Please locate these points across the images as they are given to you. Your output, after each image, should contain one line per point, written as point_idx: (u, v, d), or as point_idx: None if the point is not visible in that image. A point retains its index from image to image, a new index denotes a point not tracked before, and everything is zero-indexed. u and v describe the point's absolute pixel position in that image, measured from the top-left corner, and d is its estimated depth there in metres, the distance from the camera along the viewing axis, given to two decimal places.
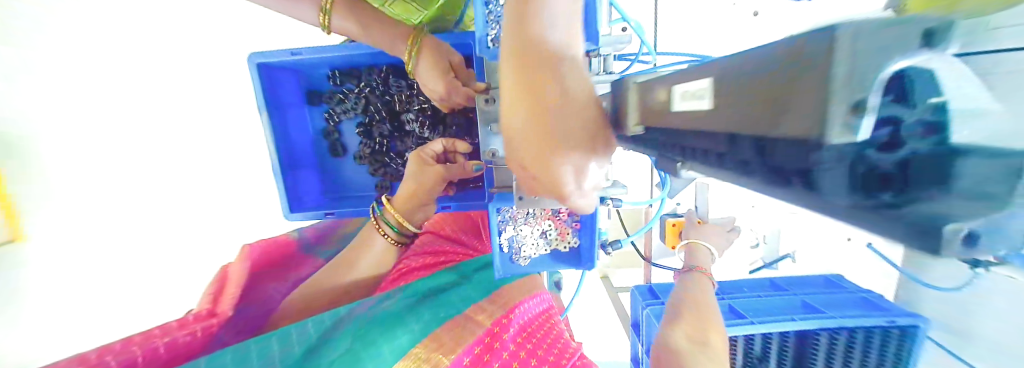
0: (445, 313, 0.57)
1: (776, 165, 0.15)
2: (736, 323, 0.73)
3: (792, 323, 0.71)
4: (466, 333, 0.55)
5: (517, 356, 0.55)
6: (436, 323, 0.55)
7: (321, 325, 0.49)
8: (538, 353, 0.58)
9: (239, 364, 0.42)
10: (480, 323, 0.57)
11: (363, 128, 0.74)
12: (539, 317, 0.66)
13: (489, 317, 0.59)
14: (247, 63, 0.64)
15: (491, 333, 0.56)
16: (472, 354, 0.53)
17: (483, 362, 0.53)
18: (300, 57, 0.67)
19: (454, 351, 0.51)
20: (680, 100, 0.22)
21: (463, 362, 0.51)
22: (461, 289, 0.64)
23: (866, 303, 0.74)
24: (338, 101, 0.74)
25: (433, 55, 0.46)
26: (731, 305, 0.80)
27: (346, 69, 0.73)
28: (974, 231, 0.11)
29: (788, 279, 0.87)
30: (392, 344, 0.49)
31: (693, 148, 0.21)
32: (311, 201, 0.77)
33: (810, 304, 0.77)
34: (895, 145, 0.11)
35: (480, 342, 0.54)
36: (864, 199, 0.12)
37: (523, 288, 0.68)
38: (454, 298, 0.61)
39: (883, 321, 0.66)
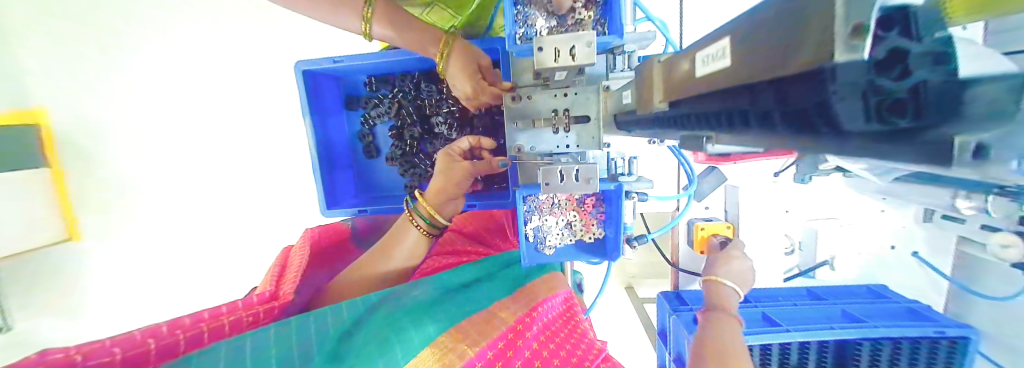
0: (471, 308, 0.58)
1: (793, 113, 0.13)
2: (766, 330, 0.70)
3: (833, 333, 0.67)
4: (489, 329, 0.54)
5: (536, 358, 0.54)
6: (462, 316, 0.55)
7: (354, 313, 0.52)
8: (560, 354, 0.56)
9: (279, 341, 0.44)
10: (501, 319, 0.57)
11: (395, 131, 0.79)
12: (561, 317, 0.65)
13: (513, 314, 0.58)
14: (294, 71, 0.69)
15: (514, 329, 0.56)
16: (495, 348, 0.52)
17: (503, 358, 0.52)
18: (340, 65, 0.72)
19: (478, 343, 0.51)
20: (694, 67, 0.20)
21: (486, 356, 0.50)
22: (486, 287, 0.65)
23: (912, 314, 0.70)
24: (373, 106, 0.79)
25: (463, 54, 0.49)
26: (764, 313, 0.76)
27: (381, 76, 0.78)
28: (986, 140, 0.10)
29: (826, 288, 0.82)
30: (420, 331, 0.50)
31: (707, 115, 0.20)
32: (346, 200, 0.82)
33: (850, 313, 0.73)
34: (905, 75, 0.10)
35: (502, 337, 0.54)
36: (878, 127, 0.11)
37: (545, 287, 0.68)
38: (480, 294, 0.62)
39: (931, 331, 0.63)
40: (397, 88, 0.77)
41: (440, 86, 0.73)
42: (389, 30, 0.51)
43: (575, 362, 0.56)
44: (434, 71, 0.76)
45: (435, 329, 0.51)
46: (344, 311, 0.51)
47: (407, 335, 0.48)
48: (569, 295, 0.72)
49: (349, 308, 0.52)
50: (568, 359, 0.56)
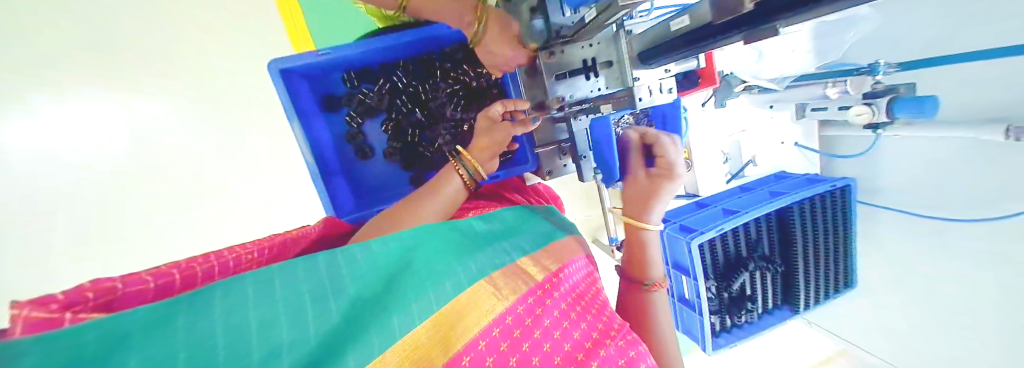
0: (504, 259, 0.50)
1: None
2: (732, 218, 0.89)
3: (773, 204, 0.88)
4: (520, 282, 0.46)
5: (559, 324, 0.45)
6: (495, 265, 0.47)
7: (387, 248, 0.42)
8: (586, 319, 0.48)
9: (285, 295, 0.32)
10: (532, 275, 0.49)
11: (391, 124, 0.76)
12: (587, 281, 0.57)
13: (540, 272, 0.50)
14: (269, 70, 0.62)
15: (543, 287, 0.48)
16: (526, 303, 0.44)
17: (533, 315, 0.43)
18: (320, 59, 0.67)
19: (509, 297, 0.42)
20: None
21: (519, 311, 0.42)
22: (512, 240, 0.57)
23: (811, 181, 0.98)
24: (358, 102, 0.74)
25: (498, 22, 0.56)
26: (724, 208, 0.98)
27: (360, 69, 0.74)
28: None
29: (751, 181, 1.11)
30: (452, 276, 0.41)
31: None
32: (348, 207, 0.76)
33: (776, 191, 0.98)
34: None
35: (532, 293, 0.45)
36: None
37: (570, 248, 0.62)
38: (506, 246, 0.55)
39: (833, 184, 0.87)
40: (384, 80, 0.75)
41: (433, 69, 0.74)
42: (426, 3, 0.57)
43: (598, 336, 0.46)
44: (420, 55, 0.75)
45: (471, 275, 0.43)
46: (374, 247, 0.41)
47: (437, 281, 0.40)
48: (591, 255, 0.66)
49: (383, 244, 0.42)
50: (590, 332, 0.47)
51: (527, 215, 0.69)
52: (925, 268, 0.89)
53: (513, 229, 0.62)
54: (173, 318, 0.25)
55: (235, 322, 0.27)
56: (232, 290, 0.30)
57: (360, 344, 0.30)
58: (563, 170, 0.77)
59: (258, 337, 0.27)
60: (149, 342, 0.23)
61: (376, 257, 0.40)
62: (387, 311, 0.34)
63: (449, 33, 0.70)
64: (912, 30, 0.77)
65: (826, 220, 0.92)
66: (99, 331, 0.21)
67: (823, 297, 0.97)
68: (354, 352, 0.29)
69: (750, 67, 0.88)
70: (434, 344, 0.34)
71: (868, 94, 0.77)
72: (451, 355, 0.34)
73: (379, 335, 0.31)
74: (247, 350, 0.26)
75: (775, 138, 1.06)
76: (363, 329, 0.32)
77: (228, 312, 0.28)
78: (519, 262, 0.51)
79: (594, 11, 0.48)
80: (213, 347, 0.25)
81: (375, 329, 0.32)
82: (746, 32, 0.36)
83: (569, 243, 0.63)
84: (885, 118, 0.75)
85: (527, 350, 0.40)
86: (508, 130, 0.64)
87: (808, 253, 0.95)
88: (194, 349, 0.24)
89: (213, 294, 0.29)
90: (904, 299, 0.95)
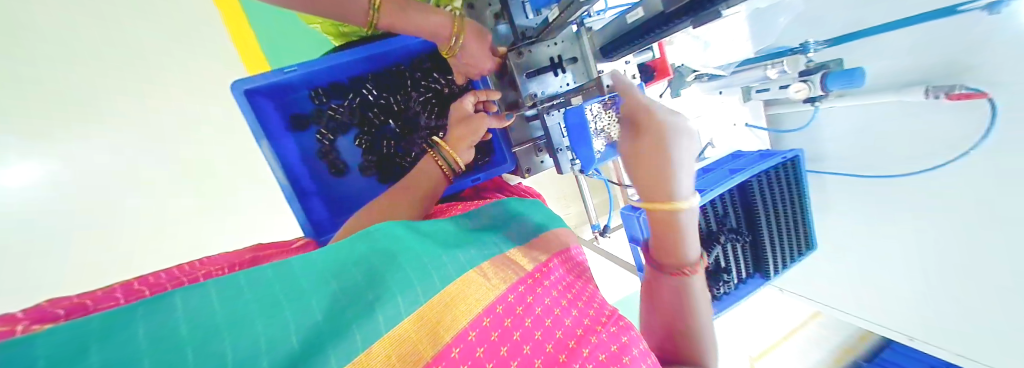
0: (491, 252, 0.51)
1: None
2: (700, 196, 0.94)
3: (732, 179, 0.94)
4: (509, 273, 0.47)
5: (550, 312, 0.44)
6: (483, 258, 0.48)
7: (368, 243, 0.42)
8: (576, 307, 0.48)
9: (260, 296, 0.30)
10: (521, 266, 0.50)
11: (364, 138, 0.75)
12: (575, 272, 0.57)
13: (530, 263, 0.51)
14: (233, 92, 0.60)
15: (533, 276, 0.48)
16: (516, 291, 0.44)
17: (524, 303, 0.44)
18: (285, 77, 0.65)
19: (498, 286, 0.43)
20: None
21: (509, 299, 0.42)
22: (499, 233, 0.59)
23: (764, 155, 1.06)
24: (329, 118, 0.74)
25: (473, 32, 0.60)
26: (691, 188, 1.04)
27: (328, 85, 0.74)
28: None
29: (711, 162, 1.18)
30: (439, 269, 0.42)
31: None
32: (327, 226, 0.73)
33: (734, 168, 1.05)
34: None
35: (522, 281, 0.46)
36: None
37: (556, 240, 0.62)
38: (495, 240, 0.56)
39: (784, 156, 0.96)
40: (354, 94, 0.74)
41: (403, 80, 0.75)
42: (394, 16, 0.56)
43: (589, 323, 0.46)
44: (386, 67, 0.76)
45: (458, 267, 0.44)
46: (357, 244, 0.41)
47: (426, 273, 0.40)
48: (579, 251, 0.66)
49: (362, 241, 0.41)
50: (582, 318, 0.46)
51: (511, 208, 0.70)
52: (870, 221, 1.00)
53: (498, 224, 0.63)
54: (135, 320, 0.23)
55: (206, 322, 0.26)
56: (197, 290, 0.28)
57: (342, 341, 0.30)
58: (542, 166, 0.79)
59: (232, 336, 0.26)
60: (109, 342, 0.21)
61: (358, 253, 0.40)
62: (374, 304, 0.34)
63: (417, 43, 0.71)
64: (832, 14, 0.88)
65: (782, 189, 1.01)
66: (53, 336, 0.19)
67: (789, 261, 1.05)
68: (338, 350, 0.29)
69: (699, 55, 0.96)
70: (420, 337, 0.34)
71: (803, 72, 0.85)
72: (441, 347, 0.34)
73: (363, 331, 0.31)
74: (221, 351, 0.25)
75: (727, 119, 1.15)
76: (348, 325, 0.32)
77: (195, 315, 0.26)
78: (508, 253, 0.53)
79: (558, 9, 0.51)
80: (180, 348, 0.24)
81: (359, 325, 0.31)
82: (700, 16, 0.39)
83: (556, 235, 0.64)
84: (822, 92, 0.84)
85: (517, 339, 0.40)
86: (482, 123, 0.65)
87: (770, 222, 1.03)
88: (160, 348, 0.23)
89: (174, 296, 0.26)
90: (856, 252, 1.06)
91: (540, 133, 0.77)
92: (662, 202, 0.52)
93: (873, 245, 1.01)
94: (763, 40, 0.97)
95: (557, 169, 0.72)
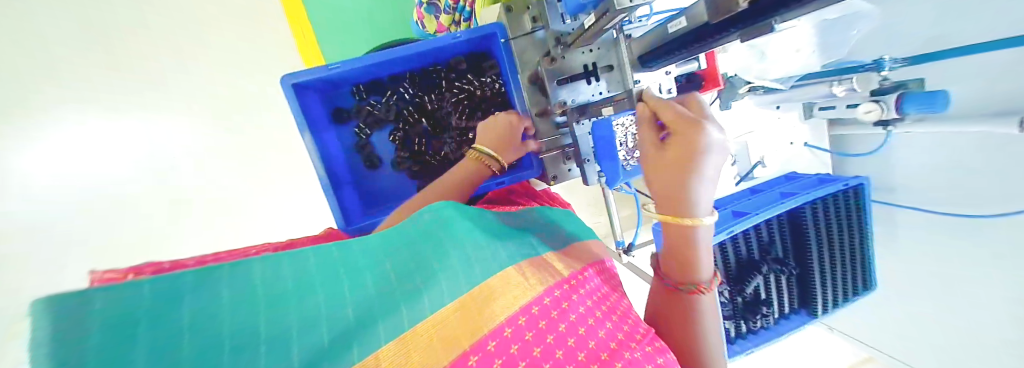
0: (531, 252, 0.49)
1: None
2: (743, 219, 0.86)
3: (783, 204, 0.85)
4: (546, 275, 0.44)
5: (584, 320, 0.41)
6: (524, 255, 0.46)
7: (415, 232, 0.44)
8: (611, 321, 0.44)
9: (323, 271, 0.36)
10: (558, 270, 0.47)
11: (399, 133, 0.79)
12: (609, 288, 0.52)
13: (565, 268, 0.49)
14: (282, 85, 0.65)
15: (571, 282, 0.46)
16: (553, 294, 0.41)
17: (561, 308, 0.41)
18: (330, 73, 0.69)
19: (536, 287, 0.41)
20: None
21: (547, 301, 0.40)
22: (538, 236, 0.57)
23: (822, 180, 0.95)
24: (367, 114, 0.78)
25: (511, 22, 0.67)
26: (734, 210, 0.95)
27: (368, 82, 0.78)
28: None
29: (761, 183, 1.07)
30: (483, 261, 0.41)
31: None
32: (359, 216, 0.76)
33: (786, 192, 0.94)
34: None
35: (559, 286, 0.43)
36: None
37: (592, 251, 0.58)
38: (534, 241, 0.54)
39: (842, 184, 0.83)
40: (392, 91, 0.78)
41: (438, 81, 0.77)
42: None
43: (622, 338, 0.42)
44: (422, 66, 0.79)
45: (502, 262, 0.42)
46: (408, 230, 0.44)
47: (467, 264, 0.40)
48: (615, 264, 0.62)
49: (413, 230, 0.44)
50: (615, 333, 0.42)
51: (541, 212, 0.69)
52: (947, 268, 0.86)
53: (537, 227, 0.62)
54: (221, 281, 0.31)
55: (274, 291, 0.33)
56: (275, 262, 0.35)
57: (389, 319, 0.33)
58: (569, 175, 0.76)
59: (292, 304, 0.32)
60: (196, 297, 0.29)
61: (408, 241, 0.43)
62: (419, 290, 0.36)
63: (455, 45, 0.72)
64: (917, 28, 0.76)
65: (841, 221, 0.89)
66: (155, 284, 0.27)
67: (841, 301, 0.94)
68: (386, 324, 0.33)
69: (754, 66, 0.88)
70: (461, 327, 0.34)
71: (877, 92, 0.75)
72: (477, 338, 0.34)
73: (409, 311, 0.34)
74: (283, 314, 0.31)
75: (784, 137, 1.04)
76: (396, 306, 0.34)
77: (266, 282, 0.33)
78: (545, 256, 0.50)
79: (594, 16, 0.49)
80: (246, 305, 0.30)
81: (404, 306, 0.34)
82: (750, 24, 0.35)
83: (591, 245, 0.61)
84: (897, 115, 0.72)
85: (551, 343, 0.37)
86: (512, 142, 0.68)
87: (822, 254, 0.93)
88: (235, 306, 0.30)
89: (253, 263, 0.34)
90: (928, 301, 0.91)
91: (570, 140, 0.73)
92: (681, 215, 0.43)
93: (944, 298, 0.87)
94: (835, 52, 0.84)
95: (583, 180, 0.68)
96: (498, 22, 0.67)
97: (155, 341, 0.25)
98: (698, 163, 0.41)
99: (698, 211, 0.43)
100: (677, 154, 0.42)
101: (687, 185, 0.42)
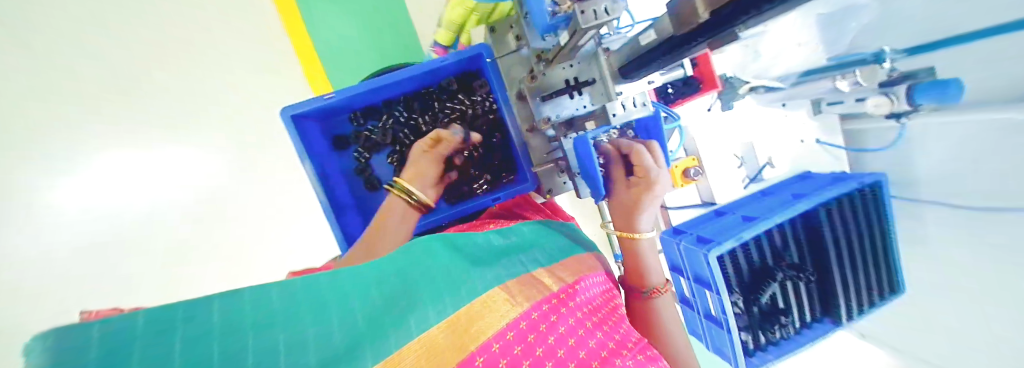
0: (518, 270, 0.50)
1: None
2: (751, 225, 0.83)
3: (795, 207, 0.82)
4: (534, 291, 0.46)
5: (573, 332, 0.43)
6: (510, 275, 0.48)
7: (403, 259, 0.45)
8: (602, 330, 0.45)
9: (310, 293, 0.34)
10: (546, 285, 0.48)
11: (396, 155, 0.81)
12: (603, 298, 0.53)
13: (555, 282, 0.49)
14: (282, 117, 0.68)
15: (560, 296, 0.46)
16: (541, 309, 0.43)
17: (548, 321, 0.42)
18: (328, 103, 0.73)
19: (522, 304, 0.43)
20: None
21: (534, 316, 0.42)
22: (529, 252, 0.57)
23: (836, 178, 0.90)
24: (365, 139, 0.81)
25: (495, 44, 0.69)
26: (743, 215, 0.91)
27: (365, 108, 0.82)
28: None
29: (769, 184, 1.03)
30: (467, 285, 0.43)
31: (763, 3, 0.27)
32: (359, 238, 0.78)
33: (797, 193, 0.90)
34: None
35: (547, 300, 0.44)
36: None
37: (587, 263, 0.59)
38: (522, 258, 0.54)
39: (855, 183, 0.81)
40: (388, 115, 0.81)
41: (431, 102, 0.80)
42: None
43: (614, 346, 0.43)
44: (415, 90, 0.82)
45: (486, 283, 0.44)
46: (398, 256, 0.45)
47: (455, 288, 0.42)
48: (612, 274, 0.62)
49: (399, 257, 0.45)
50: (607, 341, 0.43)
51: (536, 225, 0.68)
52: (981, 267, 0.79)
53: (531, 241, 0.62)
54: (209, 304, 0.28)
55: (265, 315, 0.30)
56: (260, 287, 0.33)
57: (382, 343, 0.32)
58: (564, 187, 0.76)
59: (284, 328, 0.30)
60: (187, 325, 0.26)
61: (397, 266, 0.43)
62: (408, 313, 0.36)
63: (445, 67, 0.74)
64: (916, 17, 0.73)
65: (855, 222, 0.85)
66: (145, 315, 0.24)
67: (866, 306, 0.88)
68: (377, 348, 0.32)
69: (750, 66, 0.93)
70: (450, 346, 0.35)
71: (884, 84, 0.72)
72: (466, 354, 0.34)
73: (399, 335, 0.33)
74: (274, 339, 0.29)
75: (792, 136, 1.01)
76: (385, 331, 0.34)
77: (256, 305, 0.30)
78: (535, 273, 0.51)
79: (568, 33, 0.49)
80: (243, 332, 0.28)
81: (394, 330, 0.34)
82: (713, 35, 0.35)
83: (588, 257, 0.62)
84: (909, 106, 0.69)
85: (540, 355, 0.38)
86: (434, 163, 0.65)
87: (842, 259, 0.86)
88: (227, 333, 0.28)
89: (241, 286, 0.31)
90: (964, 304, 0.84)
91: (562, 154, 0.73)
92: (630, 231, 0.56)
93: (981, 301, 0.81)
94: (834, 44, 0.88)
95: (577, 193, 0.67)
96: (483, 43, 0.70)
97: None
98: (646, 200, 0.55)
99: (644, 230, 0.56)
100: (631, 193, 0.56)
101: (637, 214, 0.56)
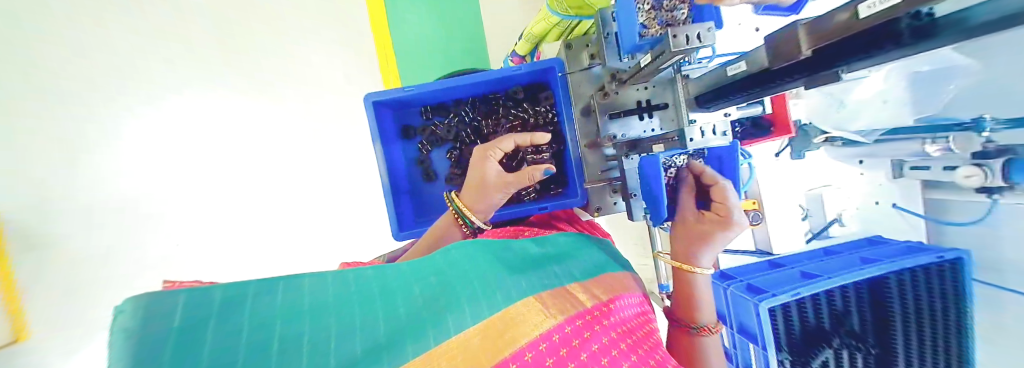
0: (555, 282, 0.49)
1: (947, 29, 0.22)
2: (809, 283, 0.76)
3: (863, 272, 0.74)
4: (568, 305, 0.44)
5: (606, 351, 0.40)
6: (549, 286, 0.46)
7: (442, 258, 0.45)
8: (636, 353, 0.42)
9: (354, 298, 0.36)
10: (580, 300, 0.47)
11: (455, 152, 0.86)
12: (638, 320, 0.50)
13: (589, 299, 0.48)
14: (366, 101, 0.75)
15: (593, 313, 0.44)
16: (574, 324, 0.41)
17: (581, 337, 0.40)
18: (406, 95, 0.79)
19: (555, 316, 0.41)
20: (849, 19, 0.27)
21: (567, 330, 0.40)
22: (564, 264, 0.56)
23: (912, 248, 0.82)
24: (430, 133, 0.86)
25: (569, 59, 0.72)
26: (803, 271, 0.85)
27: (435, 105, 0.87)
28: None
29: (836, 243, 0.95)
30: (506, 288, 0.41)
31: (878, 45, 0.27)
32: (408, 223, 0.83)
33: (868, 257, 0.82)
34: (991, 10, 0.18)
35: (580, 316, 0.43)
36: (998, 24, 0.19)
37: (626, 284, 0.57)
38: (558, 270, 0.53)
39: (934, 257, 0.70)
40: (454, 114, 0.86)
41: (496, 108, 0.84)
42: None
43: None
44: (483, 94, 0.87)
45: (524, 290, 0.43)
46: (438, 256, 0.45)
47: (492, 290, 0.40)
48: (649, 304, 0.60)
49: (439, 257, 0.45)
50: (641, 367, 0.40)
51: (575, 238, 0.68)
52: None
53: (569, 253, 0.62)
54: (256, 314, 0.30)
55: (308, 319, 0.32)
56: (304, 291, 0.35)
57: (420, 339, 0.32)
58: (614, 208, 0.74)
59: (324, 330, 0.32)
60: (234, 333, 0.29)
61: (436, 265, 0.43)
62: (446, 311, 0.36)
63: (517, 76, 0.78)
64: None
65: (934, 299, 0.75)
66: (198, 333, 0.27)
67: None
68: (415, 344, 0.32)
69: (832, 115, 0.87)
70: (485, 347, 0.34)
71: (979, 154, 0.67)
72: (502, 358, 0.33)
73: (436, 333, 0.33)
74: (318, 339, 0.31)
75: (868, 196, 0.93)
76: (424, 327, 0.34)
77: (300, 310, 0.32)
78: (569, 287, 0.49)
79: (651, 54, 0.50)
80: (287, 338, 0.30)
81: (432, 327, 0.34)
82: (810, 74, 0.35)
83: (624, 276, 0.60)
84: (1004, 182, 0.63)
85: None
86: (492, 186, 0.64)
87: (908, 336, 0.79)
88: (272, 339, 0.29)
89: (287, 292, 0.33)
90: None
91: (618, 174, 0.72)
92: (689, 264, 0.55)
93: None
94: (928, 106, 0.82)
95: (628, 215, 0.66)
96: (557, 58, 0.72)
97: (206, 349, 0.27)
98: (715, 236, 0.54)
99: (704, 266, 0.55)
100: (702, 227, 0.55)
101: (700, 249, 0.55)
